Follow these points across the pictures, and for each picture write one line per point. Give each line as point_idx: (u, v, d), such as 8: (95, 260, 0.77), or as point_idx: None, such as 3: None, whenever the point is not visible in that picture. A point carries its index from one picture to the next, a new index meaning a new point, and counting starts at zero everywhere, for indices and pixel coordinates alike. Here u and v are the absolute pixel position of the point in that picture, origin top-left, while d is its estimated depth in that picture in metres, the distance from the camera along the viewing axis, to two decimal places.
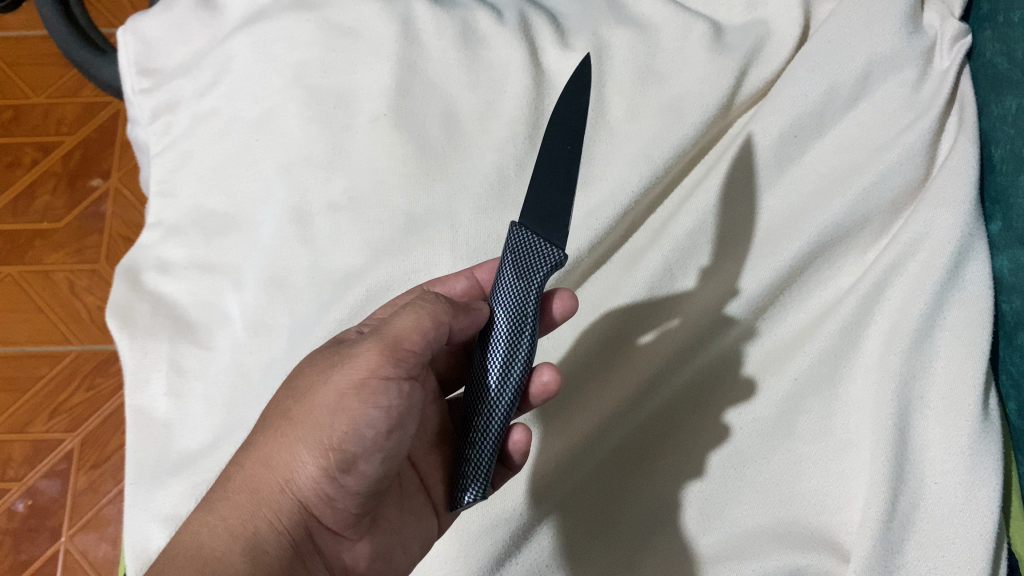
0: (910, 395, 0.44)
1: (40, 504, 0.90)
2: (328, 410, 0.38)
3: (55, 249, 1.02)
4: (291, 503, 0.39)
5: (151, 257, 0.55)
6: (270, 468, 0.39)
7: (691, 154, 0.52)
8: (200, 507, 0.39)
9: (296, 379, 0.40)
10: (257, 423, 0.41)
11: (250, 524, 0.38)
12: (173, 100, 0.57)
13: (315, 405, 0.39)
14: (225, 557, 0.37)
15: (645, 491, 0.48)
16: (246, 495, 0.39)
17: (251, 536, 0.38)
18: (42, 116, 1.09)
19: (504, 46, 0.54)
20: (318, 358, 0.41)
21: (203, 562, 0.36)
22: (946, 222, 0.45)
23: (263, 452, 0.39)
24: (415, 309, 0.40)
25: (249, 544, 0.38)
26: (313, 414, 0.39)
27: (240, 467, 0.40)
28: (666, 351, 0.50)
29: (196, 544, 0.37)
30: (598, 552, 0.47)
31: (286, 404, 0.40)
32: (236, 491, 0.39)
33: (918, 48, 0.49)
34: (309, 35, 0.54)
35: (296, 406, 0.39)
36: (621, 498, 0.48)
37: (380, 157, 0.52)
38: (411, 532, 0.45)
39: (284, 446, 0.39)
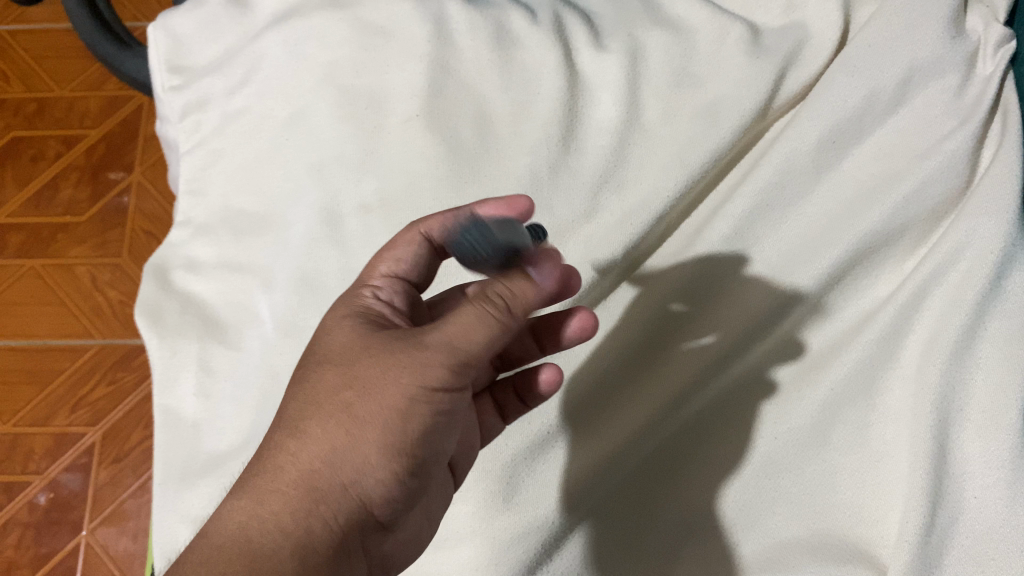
0: (950, 406, 0.43)
1: (62, 497, 0.91)
2: (399, 416, 0.38)
3: (77, 242, 1.02)
4: (349, 502, 0.38)
5: (180, 255, 0.55)
6: (334, 464, 0.38)
7: (727, 158, 0.52)
8: (246, 497, 0.37)
9: (354, 367, 0.39)
10: (296, 405, 0.39)
11: (306, 523, 0.37)
12: (203, 97, 0.57)
13: (385, 404, 0.38)
14: (274, 555, 0.35)
15: (671, 499, 0.48)
16: (302, 490, 0.37)
17: (303, 536, 0.36)
18: (66, 110, 1.09)
19: (538, 46, 0.53)
20: (382, 351, 0.40)
21: (253, 559, 0.35)
22: (989, 231, 0.44)
23: (323, 444, 0.38)
24: (474, 305, 0.39)
25: (301, 543, 0.36)
26: (384, 417, 0.38)
27: (295, 457, 0.38)
28: (699, 363, 0.49)
29: (244, 539, 0.36)
30: (623, 559, 0.47)
31: (342, 396, 0.39)
32: (291, 484, 0.37)
33: (961, 53, 0.48)
34: (341, 33, 0.54)
35: (359, 399, 0.39)
36: (648, 506, 0.48)
37: (412, 158, 0.51)
38: (436, 507, 0.45)
39: (351, 441, 0.38)
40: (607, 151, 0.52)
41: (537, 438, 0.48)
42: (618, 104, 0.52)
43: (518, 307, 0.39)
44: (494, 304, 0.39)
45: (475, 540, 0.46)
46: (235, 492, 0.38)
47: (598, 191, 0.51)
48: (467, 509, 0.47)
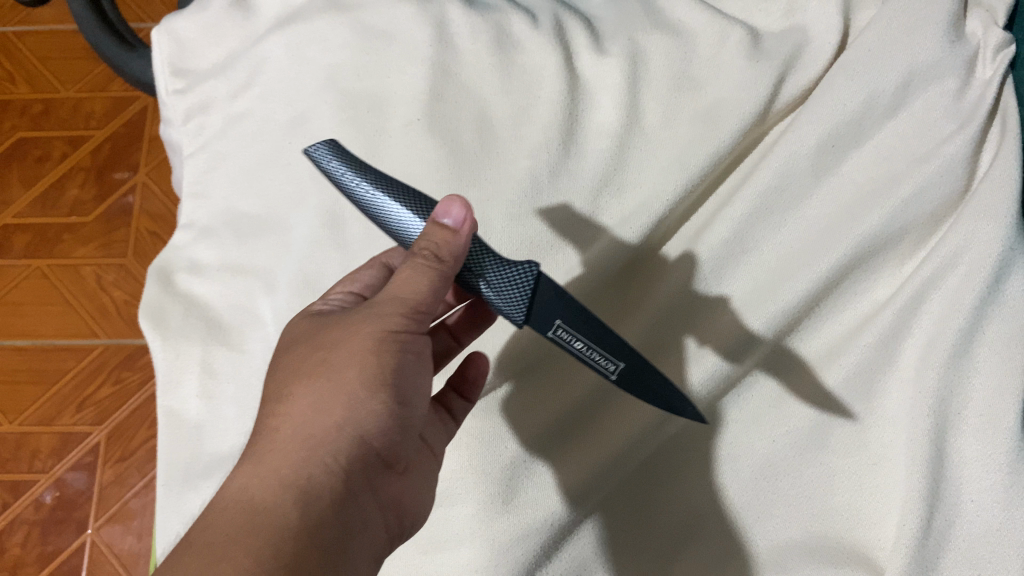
0: (948, 410, 0.43)
1: (67, 496, 0.92)
2: (371, 355, 0.39)
3: (82, 243, 1.03)
4: (348, 442, 0.38)
5: (184, 258, 0.55)
6: (320, 412, 0.38)
7: (727, 162, 0.52)
8: (245, 464, 0.37)
9: (319, 335, 0.41)
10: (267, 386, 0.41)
11: (306, 470, 0.37)
12: (206, 100, 0.57)
13: (356, 350, 0.40)
14: (279, 508, 0.35)
15: (672, 497, 0.49)
16: (298, 444, 0.38)
17: (305, 482, 0.36)
18: (71, 111, 1.09)
19: (539, 50, 0.54)
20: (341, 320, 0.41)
21: (255, 512, 0.35)
22: (987, 235, 0.43)
23: (303, 402, 0.39)
24: (410, 263, 0.40)
25: (303, 491, 0.36)
26: (359, 360, 0.39)
27: (284, 419, 0.39)
28: (695, 371, 0.49)
29: (246, 496, 0.35)
30: (627, 552, 0.48)
31: (316, 357, 0.40)
32: (287, 442, 0.38)
33: (961, 56, 0.48)
34: (342, 37, 0.54)
35: (330, 354, 0.40)
36: (648, 503, 0.49)
37: (413, 161, 0.52)
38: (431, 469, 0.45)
39: (327, 388, 0.39)
40: (607, 155, 0.52)
41: (531, 442, 0.49)
42: (617, 108, 0.52)
43: (448, 254, 0.39)
44: (424, 256, 0.39)
45: (475, 543, 0.46)
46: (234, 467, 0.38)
47: (598, 195, 0.51)
48: (466, 513, 0.47)
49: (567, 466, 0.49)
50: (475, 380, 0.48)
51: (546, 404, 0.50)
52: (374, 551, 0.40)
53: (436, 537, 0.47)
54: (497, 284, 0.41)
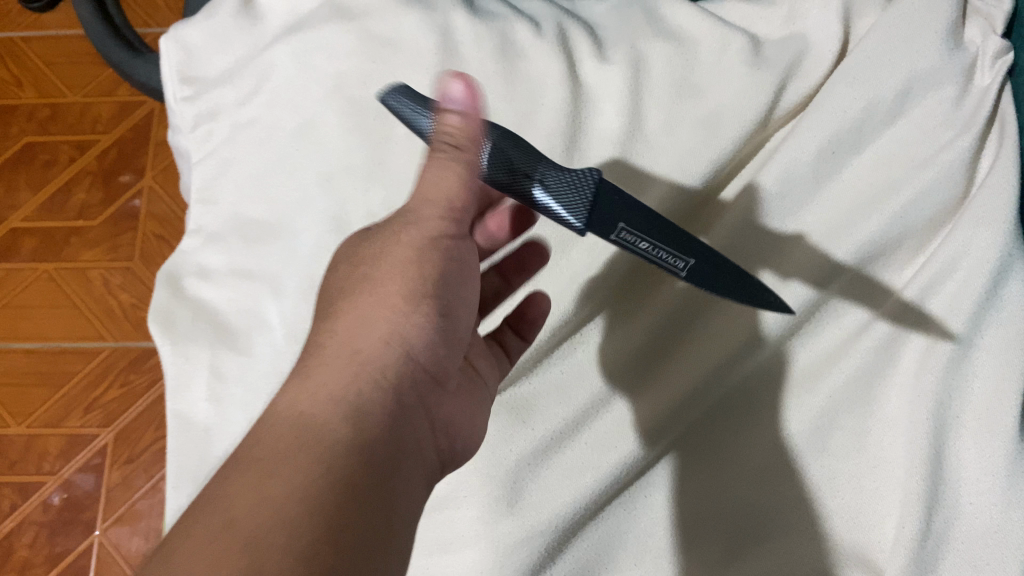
0: (947, 413, 0.44)
1: (75, 497, 0.92)
2: (414, 262, 0.42)
3: (90, 246, 1.03)
4: (396, 353, 0.40)
5: (191, 262, 0.56)
6: (368, 327, 0.40)
7: (729, 169, 0.53)
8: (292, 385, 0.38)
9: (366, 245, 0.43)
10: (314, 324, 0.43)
11: (355, 384, 0.38)
12: (215, 107, 0.58)
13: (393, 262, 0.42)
14: (325, 422, 0.36)
15: (690, 488, 0.49)
16: (344, 361, 0.39)
17: (353, 398, 0.37)
18: (80, 115, 1.10)
19: (543, 60, 0.54)
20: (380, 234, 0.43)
21: (303, 431, 0.35)
22: (985, 240, 0.44)
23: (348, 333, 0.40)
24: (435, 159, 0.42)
25: (353, 405, 0.37)
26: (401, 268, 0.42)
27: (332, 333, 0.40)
28: (699, 372, 0.50)
29: (294, 413, 0.36)
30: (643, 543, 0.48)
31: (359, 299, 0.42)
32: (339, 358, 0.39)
33: (959, 63, 0.49)
34: (349, 44, 0.55)
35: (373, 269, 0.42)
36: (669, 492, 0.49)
37: (420, 168, 0.52)
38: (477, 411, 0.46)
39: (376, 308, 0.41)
40: (609, 164, 0.53)
41: (538, 441, 0.49)
42: (619, 114, 0.53)
43: (464, 141, 0.41)
44: (444, 150, 0.41)
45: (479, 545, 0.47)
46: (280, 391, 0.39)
47: None
48: (471, 516, 0.48)
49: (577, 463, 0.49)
50: (534, 320, 0.50)
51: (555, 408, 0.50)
52: (426, 472, 0.40)
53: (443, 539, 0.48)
54: (556, 188, 0.42)
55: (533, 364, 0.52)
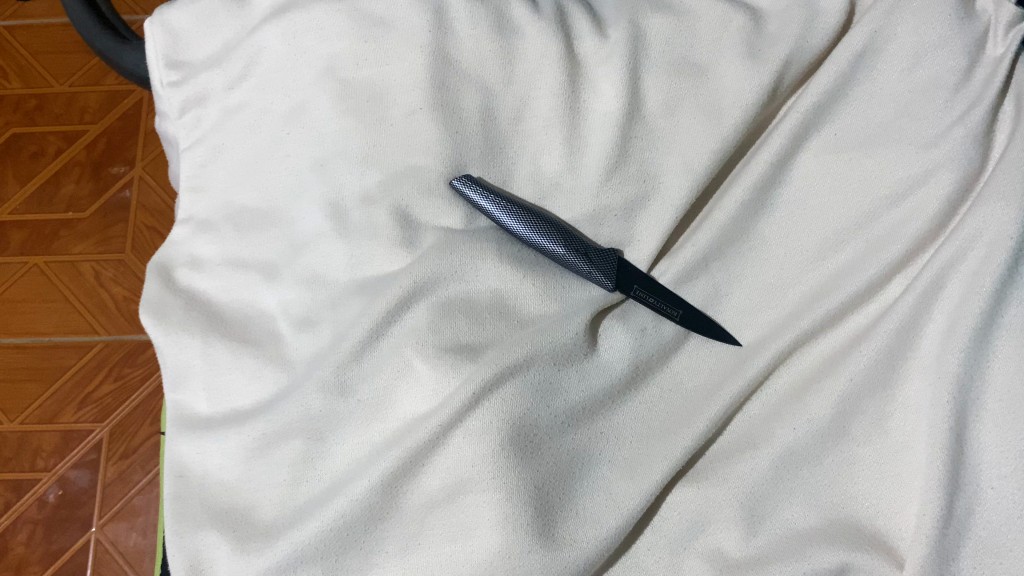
0: (968, 396, 0.42)
1: (70, 494, 0.91)
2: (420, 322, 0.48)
3: (80, 239, 1.02)
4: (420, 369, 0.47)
5: (183, 253, 0.54)
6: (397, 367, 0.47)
7: (737, 148, 0.51)
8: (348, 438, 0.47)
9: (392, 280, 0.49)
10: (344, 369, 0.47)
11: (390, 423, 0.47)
12: (203, 92, 0.55)
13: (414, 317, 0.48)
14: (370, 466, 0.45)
15: (710, 481, 0.48)
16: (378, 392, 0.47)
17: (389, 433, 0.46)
18: (66, 105, 1.08)
19: (539, 37, 0.51)
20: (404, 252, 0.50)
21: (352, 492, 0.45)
22: (1004, 216, 0.43)
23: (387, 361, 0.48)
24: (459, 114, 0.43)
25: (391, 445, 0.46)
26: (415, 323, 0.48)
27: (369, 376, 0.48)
28: (720, 360, 0.50)
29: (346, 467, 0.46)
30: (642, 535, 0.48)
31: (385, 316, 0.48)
32: (376, 400, 0.47)
33: (972, 34, 0.47)
34: (341, 24, 0.51)
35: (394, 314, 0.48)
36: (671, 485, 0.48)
37: (417, 152, 0.51)
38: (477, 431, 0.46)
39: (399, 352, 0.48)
40: (612, 146, 0.51)
41: (553, 425, 0.47)
42: (619, 94, 0.51)
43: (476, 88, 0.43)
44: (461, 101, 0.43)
45: (501, 528, 0.43)
46: (341, 429, 0.47)
47: (604, 185, 0.51)
48: (491, 498, 0.44)
49: (594, 452, 0.48)
50: (535, 312, 0.50)
51: (565, 392, 0.48)
52: (454, 466, 0.45)
53: (453, 529, 0.44)
54: (536, 225, 0.49)
55: (590, 345, 0.50)
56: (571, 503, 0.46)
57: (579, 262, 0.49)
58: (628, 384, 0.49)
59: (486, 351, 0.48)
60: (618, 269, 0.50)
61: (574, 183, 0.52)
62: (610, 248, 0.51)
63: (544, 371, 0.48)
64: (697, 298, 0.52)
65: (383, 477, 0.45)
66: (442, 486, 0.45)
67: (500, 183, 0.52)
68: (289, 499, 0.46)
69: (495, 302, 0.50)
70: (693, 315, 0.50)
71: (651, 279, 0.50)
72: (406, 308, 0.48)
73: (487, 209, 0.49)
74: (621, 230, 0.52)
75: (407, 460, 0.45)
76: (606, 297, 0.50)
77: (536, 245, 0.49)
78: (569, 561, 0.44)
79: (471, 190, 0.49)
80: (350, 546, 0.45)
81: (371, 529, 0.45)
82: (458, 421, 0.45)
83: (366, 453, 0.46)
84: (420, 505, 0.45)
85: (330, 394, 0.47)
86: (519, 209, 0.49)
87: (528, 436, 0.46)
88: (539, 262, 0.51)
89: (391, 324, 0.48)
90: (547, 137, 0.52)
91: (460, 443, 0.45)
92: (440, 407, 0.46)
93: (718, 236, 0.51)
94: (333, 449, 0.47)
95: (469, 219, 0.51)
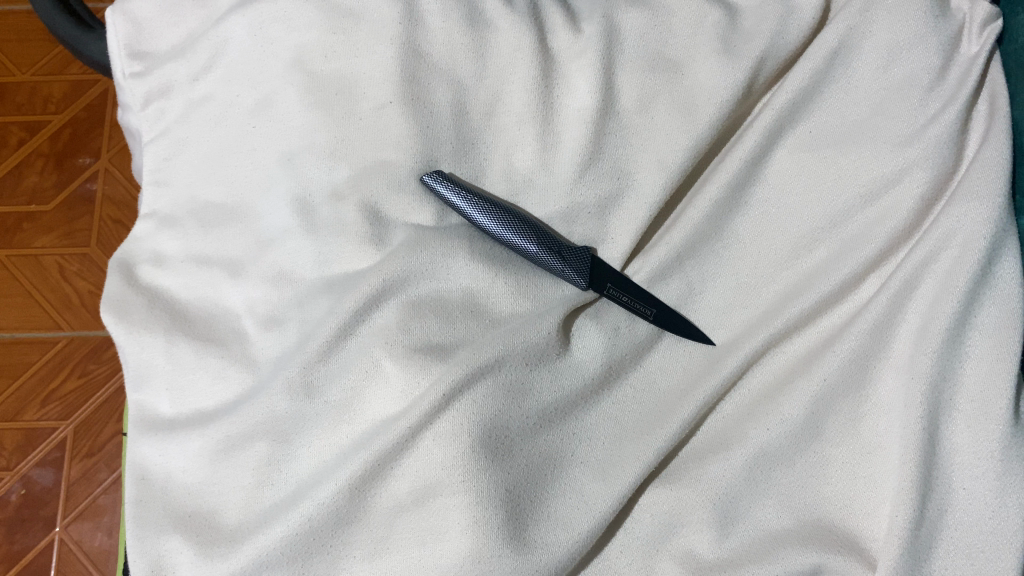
0: (940, 396, 0.42)
1: (33, 493, 0.89)
2: (390, 323, 0.47)
3: (44, 232, 0.99)
4: (388, 369, 0.46)
5: (144, 249, 0.52)
6: (366, 367, 0.46)
7: (711, 145, 0.51)
8: (314, 441, 0.46)
9: (361, 278, 0.48)
10: (310, 370, 0.46)
11: (357, 427, 0.46)
12: (166, 84, 0.53)
13: (384, 319, 0.47)
14: (336, 470, 0.44)
15: (683, 484, 0.47)
16: (345, 395, 0.46)
17: (356, 436, 0.46)
18: (29, 94, 1.05)
19: (512, 31, 0.50)
20: (373, 249, 0.49)
21: (317, 495, 0.44)
22: (978, 216, 0.43)
23: (356, 363, 0.47)
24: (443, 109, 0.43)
25: (359, 450, 0.45)
26: (386, 325, 0.47)
27: (338, 377, 0.47)
28: (692, 361, 0.50)
29: (314, 469, 0.45)
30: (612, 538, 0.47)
31: (354, 317, 0.47)
32: (341, 402, 0.46)
33: (945, 34, 0.47)
34: (309, 16, 0.50)
35: (365, 315, 0.47)
36: (643, 487, 0.48)
37: (387, 147, 0.49)
38: None
39: (367, 354, 0.47)
40: (585, 142, 0.50)
41: (526, 426, 0.46)
42: (593, 89, 0.50)
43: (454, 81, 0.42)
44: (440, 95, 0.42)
45: (471, 532, 0.42)
46: (310, 431, 0.46)
47: (577, 182, 0.50)
48: (461, 502, 0.43)
49: (567, 454, 0.47)
50: (507, 312, 0.49)
51: (537, 392, 0.47)
52: (422, 469, 0.44)
53: (422, 533, 0.43)
54: (508, 222, 0.48)
55: (563, 345, 0.49)
56: (542, 505, 0.45)
57: (552, 260, 0.48)
58: (601, 384, 0.49)
59: (457, 351, 0.47)
60: (593, 267, 0.49)
61: (547, 179, 0.51)
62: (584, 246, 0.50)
63: (516, 372, 0.47)
64: (671, 297, 0.51)
65: (350, 481, 0.44)
66: (411, 490, 0.44)
67: (472, 179, 0.51)
68: (254, 503, 0.45)
69: (467, 300, 0.49)
70: (667, 315, 0.49)
71: (625, 277, 0.50)
72: (376, 307, 0.48)
73: (458, 206, 0.48)
74: (595, 227, 0.51)
75: (375, 464, 0.44)
76: (579, 295, 0.50)
77: (508, 242, 0.48)
78: (538, 562, 0.44)
79: (443, 188, 0.48)
80: (316, 551, 0.44)
81: (338, 533, 0.44)
82: (428, 423, 0.44)
83: (333, 455, 0.45)
84: (388, 509, 0.44)
85: (296, 396, 0.46)
86: (492, 206, 0.48)
87: (499, 438, 0.45)
88: (512, 260, 0.50)
89: (361, 323, 0.47)
90: (520, 133, 0.51)
91: (429, 446, 0.44)
92: (409, 409, 0.45)
93: (692, 234, 0.51)
94: (300, 452, 0.46)
95: (440, 217, 0.50)
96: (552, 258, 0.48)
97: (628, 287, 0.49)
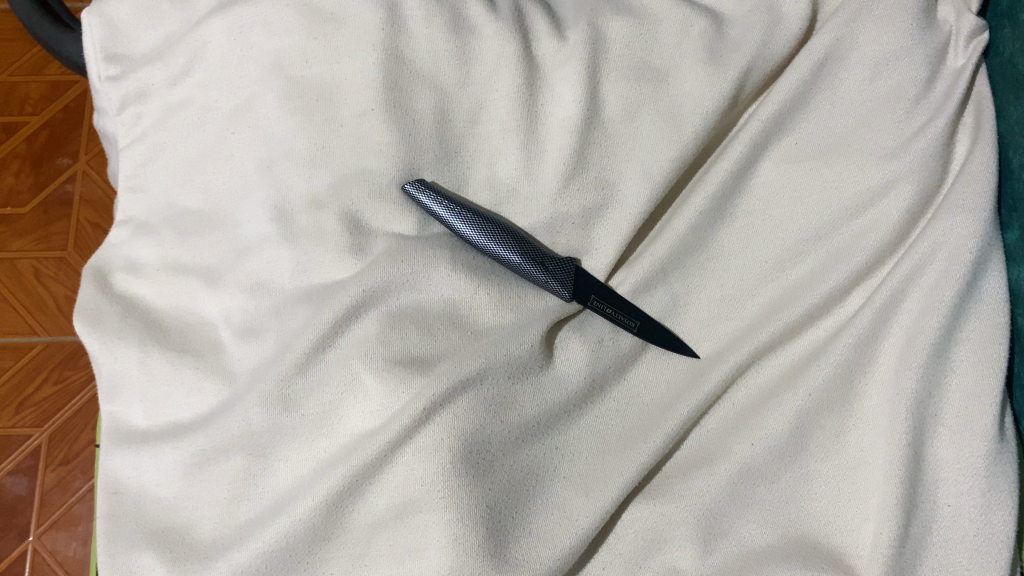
0: (925, 412, 0.42)
1: (7, 502, 0.87)
2: (368, 335, 0.46)
3: (18, 235, 0.97)
4: (366, 382, 0.45)
5: (118, 256, 0.51)
6: (343, 381, 0.46)
7: (697, 156, 0.51)
8: (290, 454, 0.45)
9: (339, 289, 0.47)
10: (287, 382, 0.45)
11: (334, 441, 0.45)
12: (142, 87, 0.51)
13: (362, 331, 0.47)
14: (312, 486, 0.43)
15: (668, 501, 0.46)
16: (323, 409, 0.46)
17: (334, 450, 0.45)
18: (5, 95, 1.04)
19: (497, 37, 0.50)
20: (352, 259, 0.48)
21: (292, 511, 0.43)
22: (964, 229, 0.43)
23: (333, 375, 0.46)
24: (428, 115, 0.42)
25: (336, 464, 0.44)
26: (364, 336, 0.46)
27: (316, 389, 0.46)
28: (676, 374, 0.49)
29: (291, 482, 0.44)
30: (594, 555, 0.46)
31: (332, 328, 0.46)
32: (318, 416, 0.45)
33: (932, 46, 0.47)
34: (289, 21, 0.49)
35: (342, 327, 0.46)
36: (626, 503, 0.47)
37: (369, 154, 0.48)
38: None
39: (344, 367, 0.46)
40: (570, 150, 0.49)
41: (508, 441, 0.45)
42: (578, 97, 0.49)
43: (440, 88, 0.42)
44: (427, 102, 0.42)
45: (451, 549, 0.42)
46: (286, 445, 0.45)
47: (561, 192, 0.50)
48: (441, 518, 0.42)
49: (550, 470, 0.46)
50: (489, 324, 0.49)
51: (520, 406, 0.46)
52: (403, 485, 0.43)
53: (401, 550, 0.42)
54: (492, 232, 0.47)
55: (545, 357, 0.48)
56: (524, 521, 0.45)
57: (536, 271, 0.48)
58: (584, 398, 0.48)
59: (438, 364, 0.46)
60: (577, 278, 0.48)
61: (531, 189, 0.50)
62: (568, 257, 0.49)
63: (498, 385, 0.46)
64: (655, 309, 0.50)
65: (328, 496, 0.43)
66: (390, 505, 0.43)
67: (454, 188, 0.50)
68: (229, 518, 0.44)
69: (448, 311, 0.48)
70: (651, 327, 0.49)
71: (609, 289, 0.49)
72: (354, 318, 0.47)
73: (441, 215, 0.48)
74: (579, 237, 0.51)
75: (353, 479, 0.43)
76: (562, 306, 0.49)
77: (492, 253, 0.48)
78: None
79: (425, 197, 0.47)
80: (292, 567, 0.43)
81: (314, 549, 0.43)
82: (408, 438, 0.44)
83: (310, 470, 0.44)
84: (366, 525, 0.43)
85: (272, 409, 0.45)
86: (476, 217, 0.47)
87: (481, 453, 0.45)
88: (494, 270, 0.50)
89: (339, 335, 0.47)
90: (503, 142, 0.50)
91: (409, 461, 0.44)
92: (388, 423, 0.44)
93: (677, 245, 0.50)
94: (277, 466, 0.45)
95: (421, 226, 0.50)
96: (537, 269, 0.48)
97: (612, 299, 0.49)
